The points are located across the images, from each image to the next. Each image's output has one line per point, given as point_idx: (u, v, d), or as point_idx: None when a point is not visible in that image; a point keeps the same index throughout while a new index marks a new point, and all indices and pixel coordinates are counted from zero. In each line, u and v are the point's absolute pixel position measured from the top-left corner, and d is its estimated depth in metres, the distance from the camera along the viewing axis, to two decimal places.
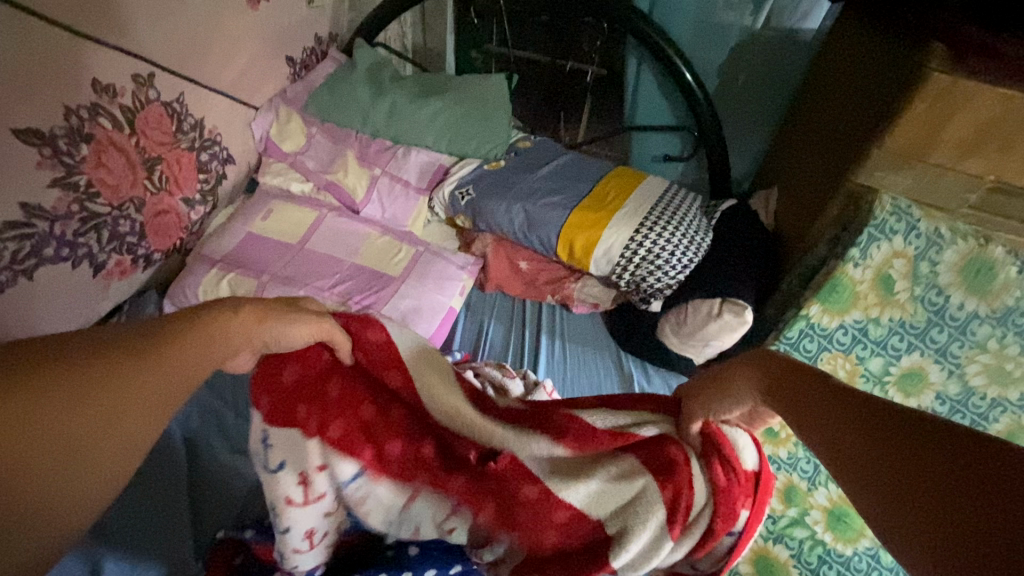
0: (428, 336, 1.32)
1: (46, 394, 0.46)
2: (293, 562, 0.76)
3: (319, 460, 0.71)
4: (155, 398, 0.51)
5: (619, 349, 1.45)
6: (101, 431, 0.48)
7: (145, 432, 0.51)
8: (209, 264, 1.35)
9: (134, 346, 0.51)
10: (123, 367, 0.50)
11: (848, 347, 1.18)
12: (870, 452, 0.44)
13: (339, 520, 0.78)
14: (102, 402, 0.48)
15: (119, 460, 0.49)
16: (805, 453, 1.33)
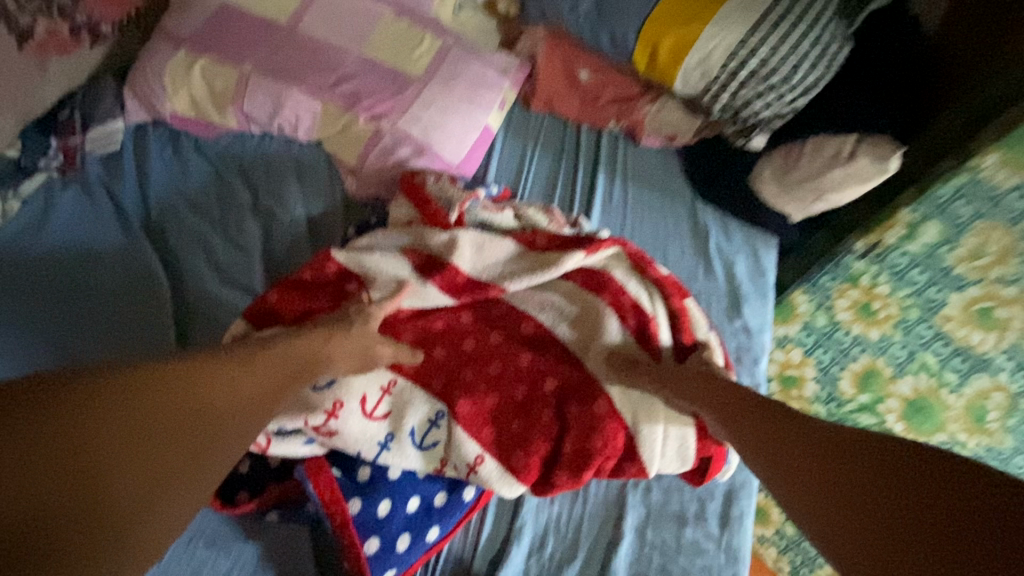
0: (457, 163, 1.04)
1: (110, 405, 0.52)
2: (305, 466, 0.74)
3: (326, 401, 0.72)
4: (223, 394, 0.56)
5: (696, 197, 1.14)
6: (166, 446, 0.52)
7: (226, 448, 0.55)
8: (174, 44, 1.03)
9: (218, 364, 0.58)
10: (198, 381, 0.56)
11: (1016, 218, 0.87)
12: (848, 492, 0.54)
13: (354, 419, 0.73)
14: (177, 414, 0.54)
15: (194, 484, 0.53)
16: (908, 340, 1.07)
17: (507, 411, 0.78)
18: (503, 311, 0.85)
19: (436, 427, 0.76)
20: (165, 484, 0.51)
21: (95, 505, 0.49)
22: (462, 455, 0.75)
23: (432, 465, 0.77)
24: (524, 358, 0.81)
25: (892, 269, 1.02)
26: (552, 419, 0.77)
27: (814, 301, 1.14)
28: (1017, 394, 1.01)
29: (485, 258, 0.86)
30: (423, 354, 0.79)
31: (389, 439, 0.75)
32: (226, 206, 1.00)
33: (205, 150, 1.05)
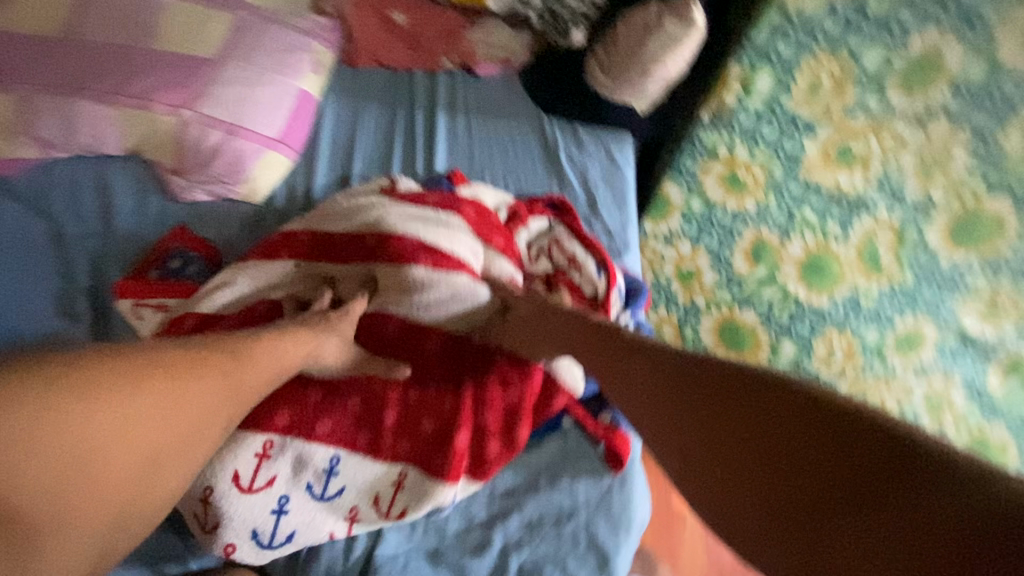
0: (274, 136, 0.98)
1: (150, 429, 0.53)
2: (236, 547, 0.67)
3: (259, 469, 0.69)
4: (184, 412, 0.56)
5: (542, 115, 1.08)
6: (94, 469, 0.49)
7: (179, 464, 0.56)
8: None
9: (186, 379, 0.56)
10: (123, 417, 0.51)
11: (837, 40, 0.84)
12: (710, 408, 0.47)
13: (290, 476, 0.70)
14: (112, 442, 0.50)
15: (131, 509, 0.52)
16: (782, 199, 1.02)
17: (440, 413, 0.73)
18: (415, 245, 0.74)
19: (333, 473, 0.71)
20: (91, 499, 0.49)
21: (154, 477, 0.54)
22: (385, 472, 0.72)
23: (341, 515, 0.71)
24: (432, 339, 0.76)
25: (743, 130, 0.97)
26: (483, 428, 0.73)
27: (684, 187, 1.07)
28: (903, 227, 0.99)
29: (335, 211, 0.81)
30: (337, 412, 0.73)
31: (285, 500, 0.69)
32: (43, 239, 0.94)
33: (10, 185, 0.97)
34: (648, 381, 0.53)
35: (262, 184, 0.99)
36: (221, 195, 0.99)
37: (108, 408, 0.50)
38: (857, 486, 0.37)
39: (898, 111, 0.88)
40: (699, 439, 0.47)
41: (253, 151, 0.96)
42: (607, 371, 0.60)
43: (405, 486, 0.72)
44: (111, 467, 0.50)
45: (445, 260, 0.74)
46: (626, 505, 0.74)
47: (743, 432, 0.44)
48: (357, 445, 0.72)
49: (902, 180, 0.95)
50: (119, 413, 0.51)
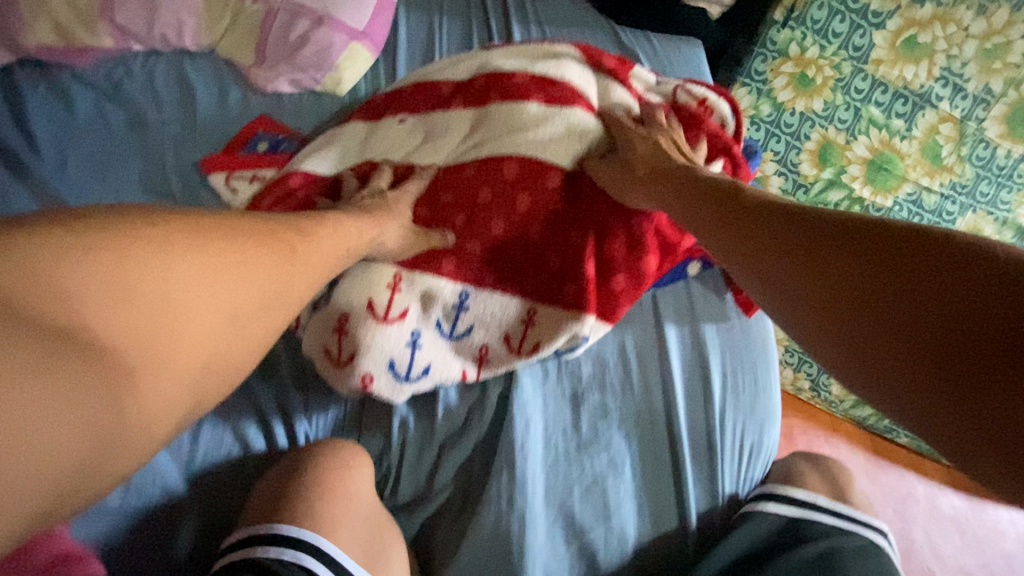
0: (361, 29, 0.98)
1: (212, 300, 0.44)
2: (374, 383, 0.65)
3: (393, 301, 0.67)
4: (248, 290, 0.48)
5: (615, 26, 1.11)
6: (173, 317, 0.41)
7: (260, 323, 0.49)
8: None
9: (258, 243, 0.51)
10: (197, 263, 0.44)
11: None
12: (809, 236, 0.45)
13: (422, 309, 0.68)
14: (192, 285, 0.43)
15: (214, 366, 0.44)
16: (852, 97, 1.06)
17: (569, 250, 0.70)
18: (526, 80, 0.74)
19: (463, 310, 0.69)
20: (173, 342, 0.41)
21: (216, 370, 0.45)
22: (513, 309, 0.69)
23: (472, 354, 0.69)
24: (554, 175, 0.71)
25: (815, 26, 1.02)
26: (611, 262, 0.70)
27: (754, 91, 1.13)
28: (963, 120, 1.03)
29: (437, 68, 0.82)
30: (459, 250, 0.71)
31: (418, 334, 0.67)
32: (121, 125, 0.91)
33: (84, 77, 0.94)
34: (752, 222, 0.53)
35: (345, 78, 0.98)
36: (304, 87, 0.97)
37: (173, 254, 0.43)
38: (969, 302, 0.33)
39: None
40: (785, 254, 0.46)
41: (339, 42, 0.95)
42: (706, 219, 0.59)
43: (533, 326, 0.69)
44: (193, 310, 0.43)
45: (557, 92, 0.73)
46: (753, 340, 0.77)
47: (852, 263, 0.40)
48: (484, 283, 0.69)
49: (964, 71, 0.99)
50: (177, 276, 0.42)
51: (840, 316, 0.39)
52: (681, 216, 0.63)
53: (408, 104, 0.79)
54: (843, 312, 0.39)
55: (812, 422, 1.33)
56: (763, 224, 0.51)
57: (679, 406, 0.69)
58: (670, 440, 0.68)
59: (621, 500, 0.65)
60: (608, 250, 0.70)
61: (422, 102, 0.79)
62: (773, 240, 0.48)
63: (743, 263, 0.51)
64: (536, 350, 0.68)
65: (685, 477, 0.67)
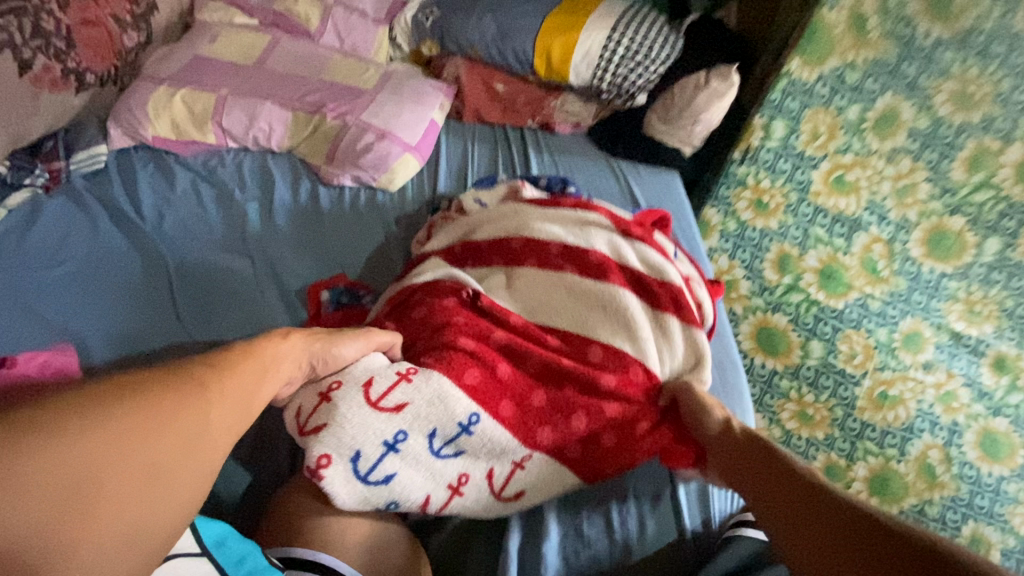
0: (413, 144, 1.24)
1: (117, 453, 0.41)
2: (327, 477, 0.62)
3: (394, 401, 0.66)
4: (170, 439, 0.44)
5: (610, 158, 1.41)
6: (88, 502, 0.39)
7: (191, 465, 0.46)
8: (156, 82, 1.19)
9: (184, 386, 0.48)
10: (101, 425, 0.41)
11: (828, 99, 1.23)
12: (859, 553, 0.52)
13: (420, 424, 0.66)
14: (107, 462, 0.41)
15: (149, 521, 0.42)
16: (801, 219, 1.33)
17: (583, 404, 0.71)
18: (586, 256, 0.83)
19: (467, 433, 0.67)
20: (86, 521, 0.39)
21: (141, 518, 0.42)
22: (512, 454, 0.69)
23: (446, 484, 0.67)
24: (594, 349, 0.76)
25: (765, 164, 1.33)
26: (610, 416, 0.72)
27: (721, 210, 1.41)
28: (890, 241, 1.27)
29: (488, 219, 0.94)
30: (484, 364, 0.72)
31: (404, 437, 0.65)
32: (209, 198, 1.11)
33: (185, 162, 1.17)
34: (798, 508, 0.59)
35: (397, 177, 1.20)
36: (363, 182, 1.19)
37: (64, 446, 0.39)
38: None
39: (874, 150, 1.23)
40: (845, 559, 0.52)
41: (396, 152, 1.20)
42: (752, 482, 0.64)
43: (526, 478, 0.70)
44: (117, 485, 0.41)
45: (590, 263, 0.82)
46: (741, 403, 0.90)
47: (870, 560, 0.51)
48: (496, 412, 0.69)
49: (884, 204, 1.26)
50: (87, 446, 0.40)
51: None
52: (724, 467, 0.68)
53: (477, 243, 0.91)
54: None
55: None
56: (811, 511, 0.57)
57: None
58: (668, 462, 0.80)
59: (626, 511, 0.74)
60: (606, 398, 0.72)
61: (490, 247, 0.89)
62: (831, 543, 0.54)
63: (800, 547, 0.56)
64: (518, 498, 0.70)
65: (682, 497, 0.76)
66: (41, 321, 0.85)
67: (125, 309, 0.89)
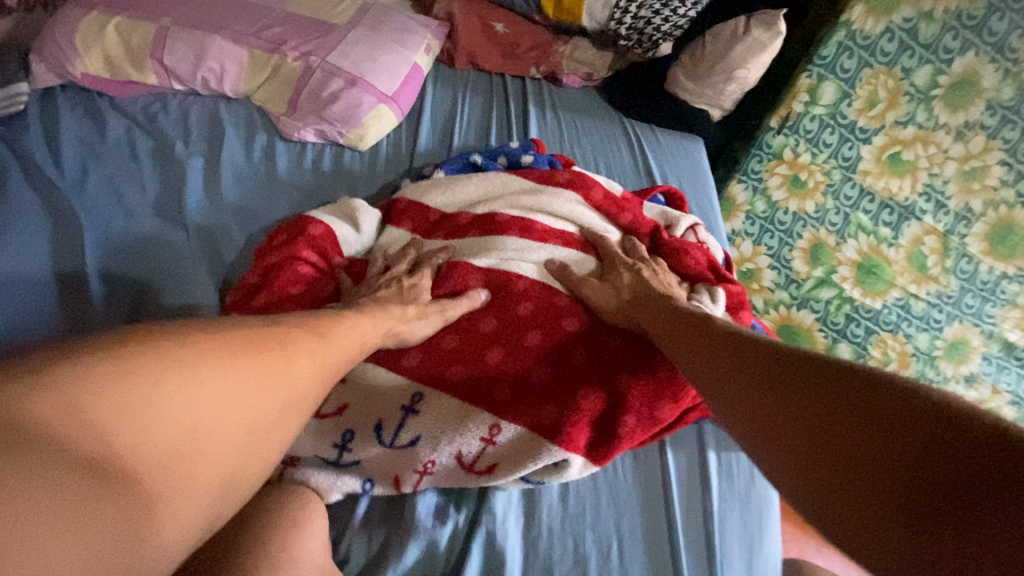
0: (390, 94, 1.05)
1: (234, 394, 0.44)
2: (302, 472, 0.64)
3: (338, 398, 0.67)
4: (275, 393, 0.47)
5: (623, 118, 1.21)
6: (183, 451, 0.40)
7: (292, 419, 0.49)
8: (87, 8, 1.01)
9: (283, 350, 0.50)
10: (223, 373, 0.44)
11: (892, 59, 1.01)
12: (804, 405, 0.44)
13: (365, 417, 0.66)
14: (211, 416, 0.42)
15: (247, 463, 0.45)
16: (842, 203, 1.14)
17: (555, 392, 0.67)
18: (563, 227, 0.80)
19: (412, 414, 0.65)
20: (205, 457, 0.41)
21: (249, 451, 0.45)
22: (475, 426, 0.64)
23: (413, 469, 0.63)
24: (570, 321, 0.71)
25: (807, 135, 1.13)
26: (584, 377, 0.68)
27: (749, 188, 1.23)
28: (946, 234, 1.07)
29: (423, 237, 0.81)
30: (431, 346, 0.69)
31: (350, 437, 0.65)
32: (145, 152, 0.94)
33: (121, 106, 1.00)
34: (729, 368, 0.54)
35: (369, 133, 1.02)
36: (329, 138, 1.02)
37: (198, 385, 0.42)
38: (937, 470, 0.34)
39: (942, 124, 1.01)
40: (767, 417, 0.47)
41: (368, 103, 1.01)
42: (699, 356, 0.59)
43: (512, 446, 0.64)
44: (212, 443, 0.42)
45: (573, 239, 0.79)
46: None
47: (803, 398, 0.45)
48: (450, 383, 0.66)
49: (945, 189, 1.04)
50: (211, 391, 0.43)
51: (830, 458, 0.40)
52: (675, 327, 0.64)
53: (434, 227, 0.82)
54: (829, 453, 0.40)
55: (802, 529, 1.26)
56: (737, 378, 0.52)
57: (677, 507, 0.66)
58: (670, 546, 0.63)
59: None
60: (568, 368, 0.68)
61: (441, 226, 0.82)
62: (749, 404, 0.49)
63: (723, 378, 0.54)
64: (491, 472, 0.64)
65: None
66: None
67: (22, 287, 0.75)
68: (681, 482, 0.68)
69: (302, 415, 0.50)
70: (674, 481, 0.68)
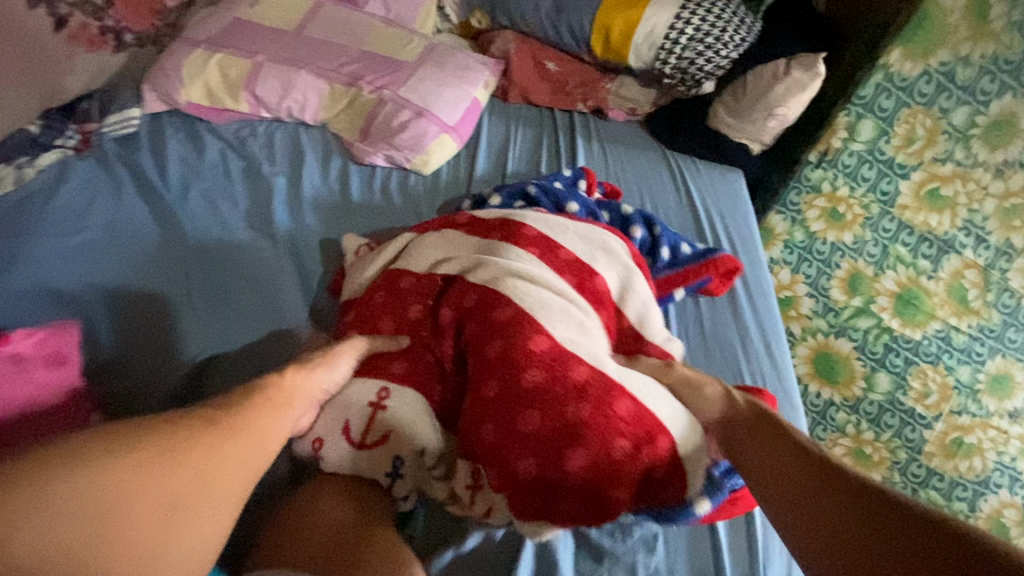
0: (452, 125, 1.15)
1: (136, 486, 0.45)
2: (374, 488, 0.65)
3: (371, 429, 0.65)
4: (184, 475, 0.47)
5: (666, 150, 1.28)
6: (99, 540, 0.42)
7: (215, 492, 0.49)
8: (191, 45, 1.15)
9: (194, 433, 0.50)
10: (119, 471, 0.44)
11: (930, 100, 1.06)
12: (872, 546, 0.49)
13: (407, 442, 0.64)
14: (119, 501, 0.43)
15: (187, 538, 0.47)
16: (880, 236, 1.18)
17: (498, 450, 0.60)
18: (570, 259, 0.75)
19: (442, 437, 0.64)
20: (123, 553, 0.43)
21: (174, 534, 0.46)
22: (461, 462, 0.64)
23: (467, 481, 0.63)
24: (531, 373, 0.61)
25: (845, 170, 1.18)
26: (524, 435, 0.60)
27: (788, 219, 1.27)
28: (987, 268, 1.09)
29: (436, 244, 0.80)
30: (415, 369, 0.68)
31: (398, 463, 0.64)
32: (236, 171, 1.05)
33: (216, 131, 1.12)
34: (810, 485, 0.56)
35: (432, 159, 1.12)
36: (396, 163, 1.12)
37: (90, 486, 0.43)
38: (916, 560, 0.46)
39: (981, 163, 1.05)
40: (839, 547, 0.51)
41: (433, 132, 1.11)
42: (777, 474, 0.58)
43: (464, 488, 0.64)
44: (132, 529, 0.44)
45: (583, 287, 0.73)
46: None
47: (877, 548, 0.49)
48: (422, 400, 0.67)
49: (985, 224, 1.08)
50: (111, 489, 0.43)
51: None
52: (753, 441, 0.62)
53: (459, 226, 0.82)
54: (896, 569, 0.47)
55: None
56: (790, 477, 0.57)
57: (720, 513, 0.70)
58: (713, 544, 0.68)
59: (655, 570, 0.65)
60: (517, 425, 0.61)
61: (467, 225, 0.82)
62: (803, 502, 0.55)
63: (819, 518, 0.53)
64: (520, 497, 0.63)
65: None
66: (54, 295, 0.82)
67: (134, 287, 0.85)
68: None
69: (239, 476, 0.52)
70: None
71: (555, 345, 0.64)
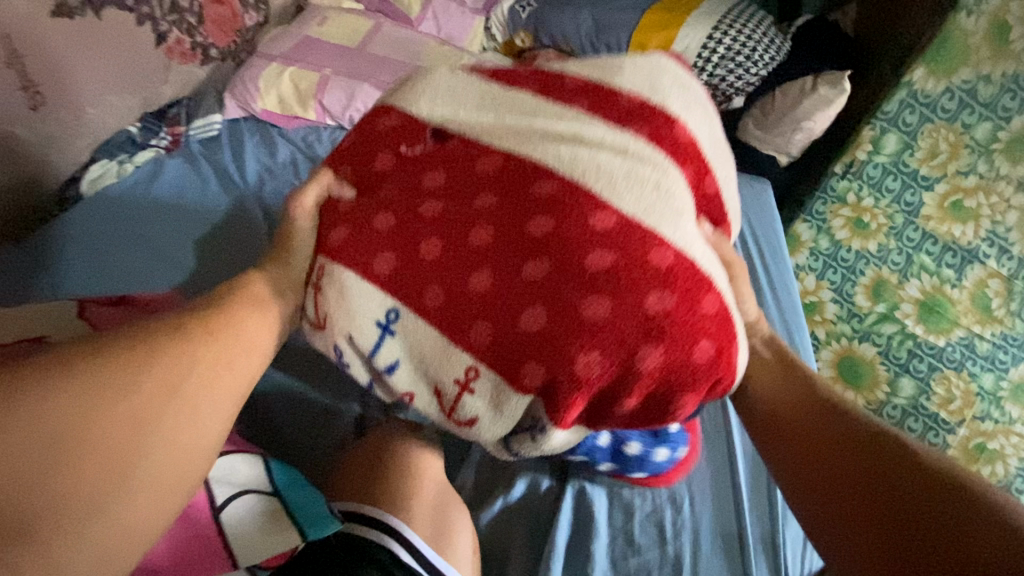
0: None
1: (92, 404, 0.37)
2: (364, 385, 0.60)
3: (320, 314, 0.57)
4: (152, 390, 0.41)
5: None
6: (65, 458, 0.35)
7: (187, 414, 0.42)
8: (268, 59, 1.28)
9: (159, 348, 0.43)
10: (67, 389, 0.37)
11: (953, 115, 1.12)
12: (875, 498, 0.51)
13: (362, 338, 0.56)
14: (85, 416, 0.37)
15: (163, 466, 0.40)
16: (904, 245, 1.23)
17: (542, 342, 0.50)
18: (633, 105, 0.59)
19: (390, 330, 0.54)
20: (88, 475, 0.36)
21: (137, 461, 0.39)
22: (452, 365, 0.53)
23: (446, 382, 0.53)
24: (593, 255, 0.50)
25: (870, 181, 1.24)
26: (581, 329, 0.49)
27: (814, 227, 1.34)
28: (1011, 278, 1.12)
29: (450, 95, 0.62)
30: (416, 256, 0.54)
31: (341, 348, 0.57)
32: (304, 171, 1.17)
33: (286, 135, 1.25)
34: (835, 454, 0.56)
35: None
36: None
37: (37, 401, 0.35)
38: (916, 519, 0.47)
39: (1005, 175, 1.09)
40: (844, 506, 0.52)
41: None
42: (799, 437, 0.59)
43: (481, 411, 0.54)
44: (102, 444, 0.37)
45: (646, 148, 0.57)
46: None
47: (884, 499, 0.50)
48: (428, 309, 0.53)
49: (1009, 235, 1.11)
50: (68, 407, 0.36)
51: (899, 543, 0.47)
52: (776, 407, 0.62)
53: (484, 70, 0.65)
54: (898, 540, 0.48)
55: None
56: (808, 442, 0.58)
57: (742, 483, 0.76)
58: (736, 510, 0.74)
59: (681, 527, 0.72)
60: (567, 318, 0.50)
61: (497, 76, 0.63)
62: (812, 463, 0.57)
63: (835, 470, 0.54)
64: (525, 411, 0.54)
65: (748, 547, 0.71)
66: (152, 273, 0.95)
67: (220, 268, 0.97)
68: (746, 462, 0.78)
69: (206, 399, 0.44)
70: (740, 462, 0.78)
71: (620, 222, 0.52)
